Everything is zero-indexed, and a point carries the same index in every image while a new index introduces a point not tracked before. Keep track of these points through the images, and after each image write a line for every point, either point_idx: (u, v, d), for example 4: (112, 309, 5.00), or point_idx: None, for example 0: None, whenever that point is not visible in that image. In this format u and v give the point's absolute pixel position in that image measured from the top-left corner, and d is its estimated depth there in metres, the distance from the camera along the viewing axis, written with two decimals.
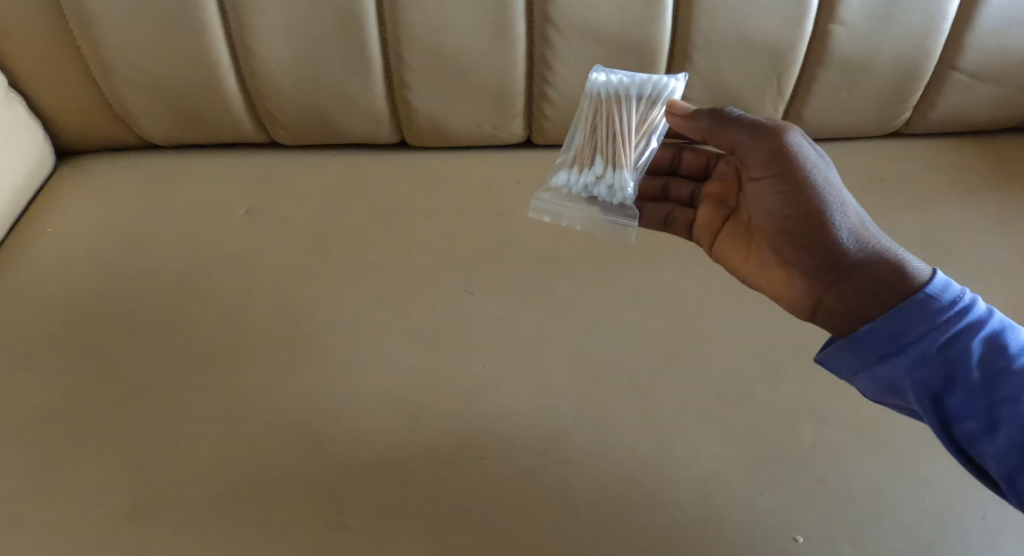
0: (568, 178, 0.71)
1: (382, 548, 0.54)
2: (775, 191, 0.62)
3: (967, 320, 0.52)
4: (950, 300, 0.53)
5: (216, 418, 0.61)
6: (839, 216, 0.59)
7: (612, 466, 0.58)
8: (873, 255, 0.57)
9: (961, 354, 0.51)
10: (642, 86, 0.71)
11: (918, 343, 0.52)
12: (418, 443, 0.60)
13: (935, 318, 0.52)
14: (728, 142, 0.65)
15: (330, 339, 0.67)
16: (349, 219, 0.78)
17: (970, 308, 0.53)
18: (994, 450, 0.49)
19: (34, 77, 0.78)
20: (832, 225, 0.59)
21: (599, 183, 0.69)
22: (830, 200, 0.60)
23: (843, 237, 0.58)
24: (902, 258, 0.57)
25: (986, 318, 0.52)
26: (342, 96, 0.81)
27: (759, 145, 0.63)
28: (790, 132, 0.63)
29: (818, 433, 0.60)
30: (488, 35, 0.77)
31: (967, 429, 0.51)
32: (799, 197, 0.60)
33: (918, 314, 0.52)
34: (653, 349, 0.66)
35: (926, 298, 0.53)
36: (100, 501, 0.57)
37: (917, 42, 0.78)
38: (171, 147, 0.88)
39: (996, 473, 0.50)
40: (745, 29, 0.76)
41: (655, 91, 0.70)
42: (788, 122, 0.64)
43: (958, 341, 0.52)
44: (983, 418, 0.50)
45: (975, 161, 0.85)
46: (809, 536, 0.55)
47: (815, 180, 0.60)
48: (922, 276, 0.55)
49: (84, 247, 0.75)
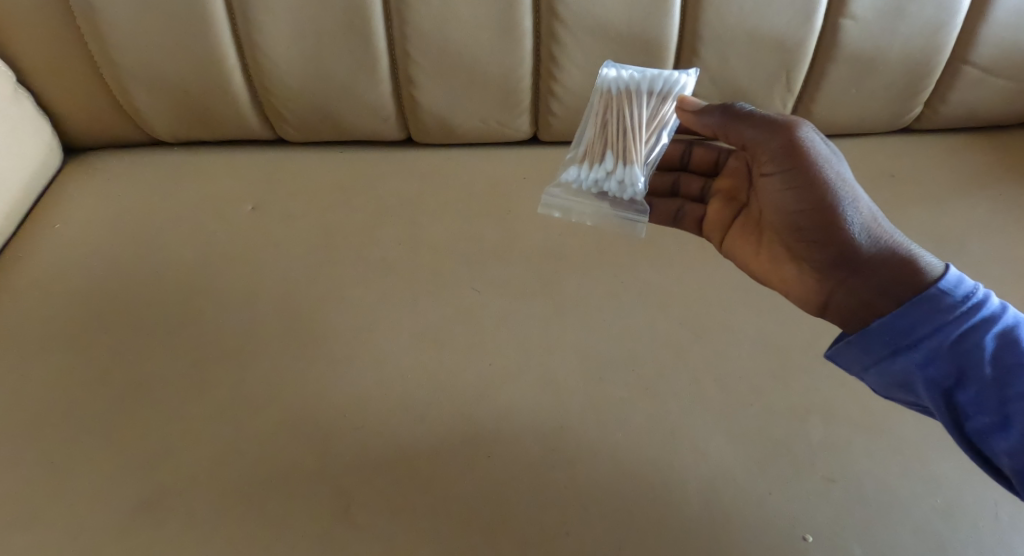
0: (578, 173, 0.70)
1: (390, 545, 0.55)
2: (786, 187, 0.62)
3: (979, 315, 0.52)
4: (962, 296, 0.53)
5: (224, 416, 0.62)
6: (851, 212, 0.59)
7: (619, 465, 0.58)
8: (885, 251, 0.57)
9: (973, 349, 0.51)
10: (653, 81, 0.70)
11: (929, 339, 0.52)
12: (425, 441, 0.60)
13: (946, 314, 0.52)
14: (738, 137, 0.65)
15: (337, 337, 0.67)
16: (355, 216, 0.78)
17: (983, 304, 0.52)
18: (1008, 446, 0.49)
19: (42, 75, 0.78)
20: (844, 220, 0.59)
21: (609, 179, 0.69)
22: (843, 195, 0.60)
23: (855, 233, 0.58)
24: (914, 253, 0.57)
25: (999, 313, 0.52)
26: (348, 92, 0.81)
27: (770, 140, 0.62)
28: (801, 127, 0.62)
29: (827, 432, 0.60)
30: (494, 32, 0.76)
31: (978, 424, 0.51)
32: (811, 192, 0.60)
33: (929, 310, 0.52)
34: (660, 348, 0.66)
35: (937, 294, 0.53)
36: (110, 498, 0.57)
37: (929, 37, 0.77)
38: (178, 144, 0.88)
39: (1008, 469, 0.50)
40: (754, 24, 0.76)
41: (666, 87, 0.70)
42: (799, 117, 0.64)
43: (970, 337, 0.51)
44: (996, 414, 0.50)
45: (986, 157, 0.85)
46: (817, 535, 0.55)
47: (826, 175, 0.60)
48: (934, 271, 0.55)
49: (92, 244, 0.75)
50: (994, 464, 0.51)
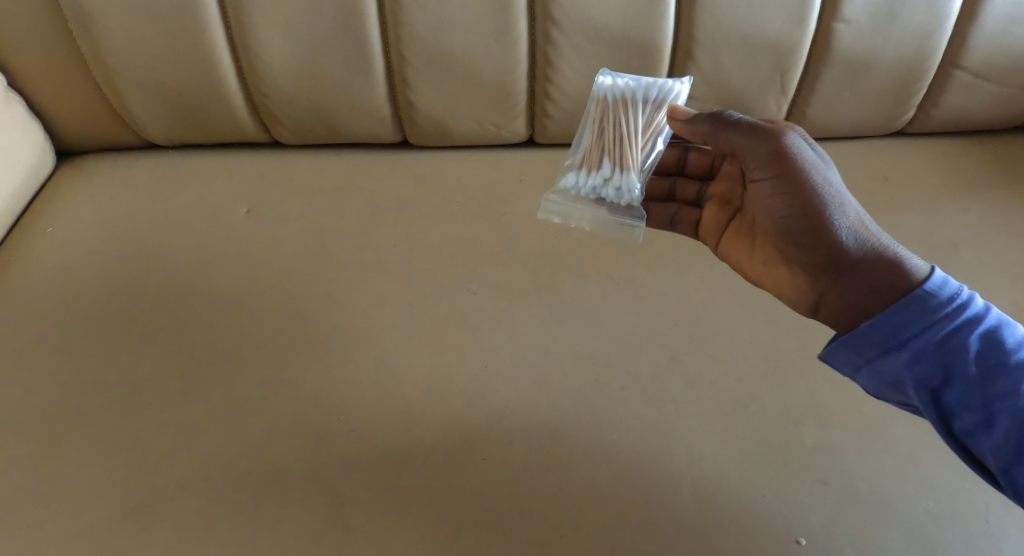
0: (576, 180, 0.70)
1: (385, 547, 0.55)
2: (775, 193, 0.63)
3: (965, 315, 0.52)
4: (948, 297, 0.53)
5: (220, 420, 0.62)
6: (839, 215, 0.59)
7: (613, 468, 0.59)
8: (873, 253, 0.58)
9: (959, 349, 0.52)
10: (648, 89, 0.70)
11: (917, 339, 0.53)
12: (420, 444, 0.60)
13: (933, 315, 0.53)
14: (728, 144, 0.65)
15: (333, 341, 0.67)
16: (351, 218, 0.78)
17: (968, 305, 0.53)
18: (992, 444, 0.50)
19: (34, 78, 0.78)
20: (832, 224, 0.59)
21: (607, 186, 0.69)
22: (831, 199, 0.60)
23: (843, 235, 0.59)
24: (901, 255, 0.57)
25: (984, 314, 0.53)
26: (343, 95, 0.81)
27: (758, 146, 0.63)
28: (789, 132, 0.63)
29: (821, 435, 0.61)
30: (489, 35, 0.76)
31: (964, 423, 0.51)
32: (800, 197, 0.61)
33: (916, 311, 0.53)
34: (654, 350, 0.66)
35: (924, 295, 0.53)
36: (103, 501, 0.57)
37: (921, 41, 0.78)
38: (172, 147, 0.88)
39: (994, 467, 0.50)
40: (748, 28, 0.76)
41: (660, 95, 0.70)
42: (787, 123, 0.64)
43: (956, 338, 0.52)
44: (980, 413, 0.50)
45: (978, 161, 0.85)
46: (811, 537, 0.55)
47: (814, 180, 0.60)
48: (920, 272, 0.56)
49: (85, 246, 0.75)
50: (979, 461, 0.52)
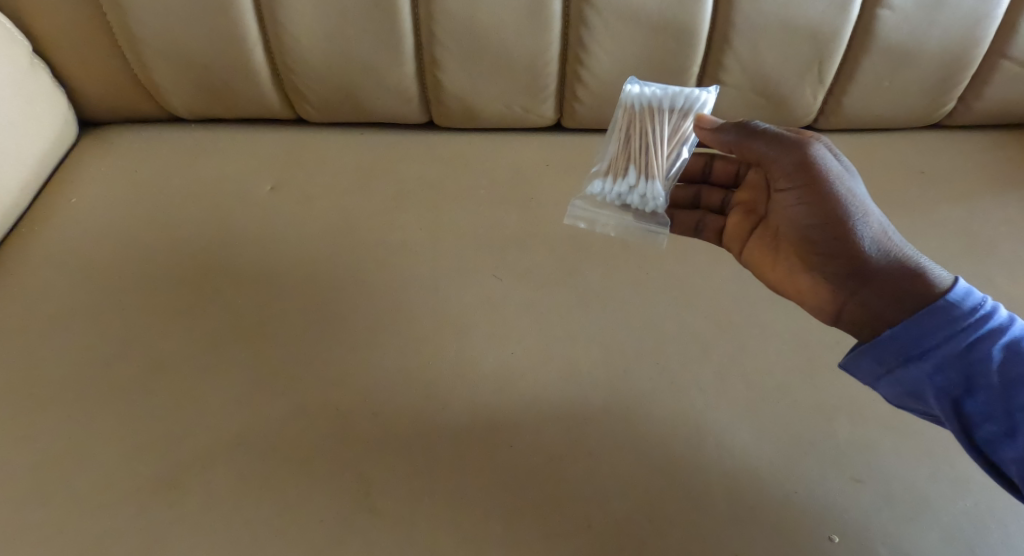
0: (602, 187, 0.68)
1: (410, 531, 0.54)
2: (800, 202, 0.61)
3: (988, 326, 0.51)
4: (971, 308, 0.52)
5: (243, 399, 0.61)
6: (862, 225, 0.58)
7: (643, 462, 0.58)
8: (896, 263, 0.56)
9: (982, 360, 0.50)
10: (674, 98, 0.68)
11: (939, 349, 0.51)
12: (446, 427, 0.59)
13: (956, 325, 0.51)
14: (754, 155, 0.62)
15: (357, 321, 0.66)
16: (376, 198, 0.77)
17: (991, 315, 0.52)
18: (1015, 454, 0.49)
19: (60, 46, 0.77)
20: (855, 234, 0.58)
21: (632, 193, 0.67)
22: (855, 210, 0.58)
23: (866, 245, 0.57)
24: (924, 265, 0.56)
25: (1007, 325, 0.51)
26: (371, 72, 0.79)
27: (783, 156, 0.61)
28: (815, 144, 0.61)
29: (855, 431, 0.59)
30: (523, 13, 0.74)
31: (987, 433, 0.50)
32: (825, 207, 0.59)
33: (940, 320, 0.52)
34: (684, 342, 0.65)
35: (947, 305, 0.52)
36: (127, 475, 0.57)
37: (969, 29, 0.75)
38: (195, 121, 0.87)
39: (1017, 477, 0.49)
40: (788, 12, 0.74)
41: (686, 103, 0.68)
42: (812, 133, 0.62)
43: (980, 347, 0.51)
44: (1003, 423, 0.49)
45: (1018, 155, 0.83)
46: (844, 536, 0.54)
47: (839, 191, 0.59)
48: (943, 283, 0.54)
49: (108, 220, 0.74)
50: (1003, 472, 0.50)
